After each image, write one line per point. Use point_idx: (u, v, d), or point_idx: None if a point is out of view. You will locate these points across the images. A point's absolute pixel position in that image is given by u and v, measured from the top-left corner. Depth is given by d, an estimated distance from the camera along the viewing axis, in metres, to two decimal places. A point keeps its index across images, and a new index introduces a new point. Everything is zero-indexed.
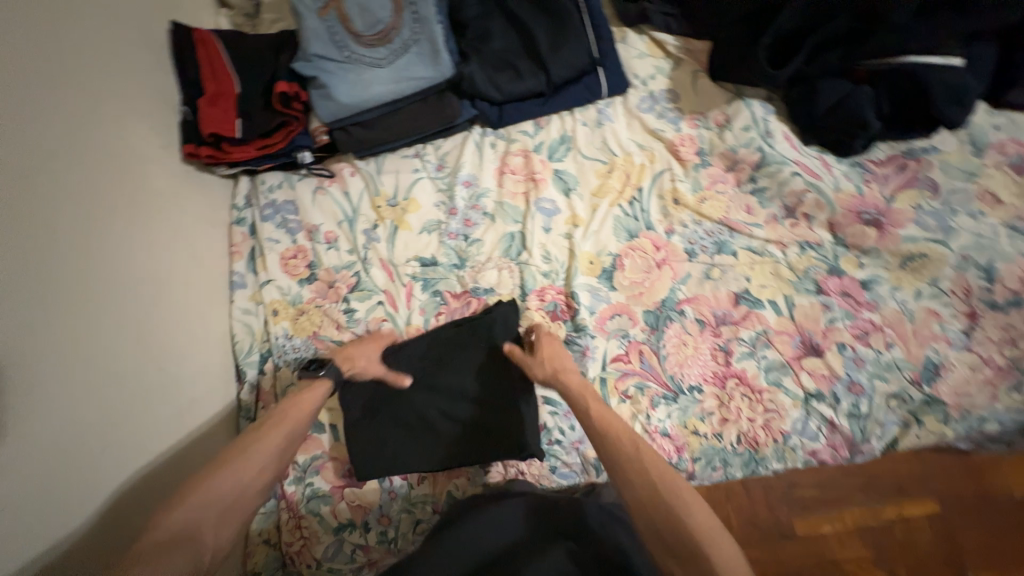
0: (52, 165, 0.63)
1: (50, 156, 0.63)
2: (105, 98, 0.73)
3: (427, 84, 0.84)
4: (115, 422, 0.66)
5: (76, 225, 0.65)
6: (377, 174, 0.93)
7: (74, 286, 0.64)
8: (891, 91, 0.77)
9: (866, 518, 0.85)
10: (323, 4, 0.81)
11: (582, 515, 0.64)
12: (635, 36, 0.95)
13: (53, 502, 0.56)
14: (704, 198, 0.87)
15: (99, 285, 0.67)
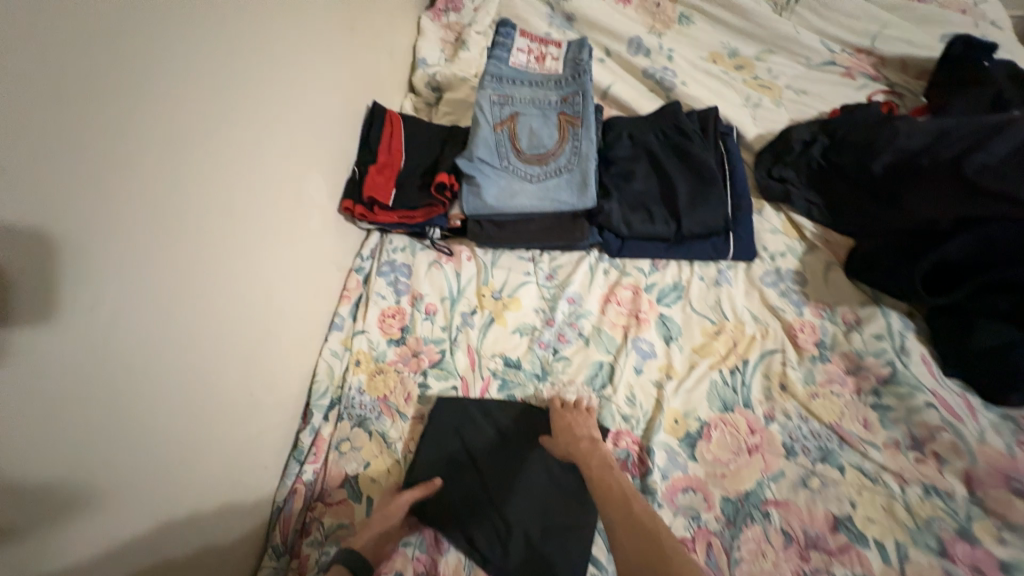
0: (246, 198, 0.74)
1: (247, 194, 0.74)
2: (303, 150, 0.86)
3: (567, 207, 0.89)
4: (202, 441, 0.67)
5: (242, 253, 0.74)
6: (490, 265, 0.99)
7: (222, 305, 0.70)
8: None
9: None
10: (500, 120, 0.91)
11: None
12: (772, 210, 0.97)
13: (128, 511, 0.57)
14: (815, 393, 0.81)
15: (237, 308, 0.74)
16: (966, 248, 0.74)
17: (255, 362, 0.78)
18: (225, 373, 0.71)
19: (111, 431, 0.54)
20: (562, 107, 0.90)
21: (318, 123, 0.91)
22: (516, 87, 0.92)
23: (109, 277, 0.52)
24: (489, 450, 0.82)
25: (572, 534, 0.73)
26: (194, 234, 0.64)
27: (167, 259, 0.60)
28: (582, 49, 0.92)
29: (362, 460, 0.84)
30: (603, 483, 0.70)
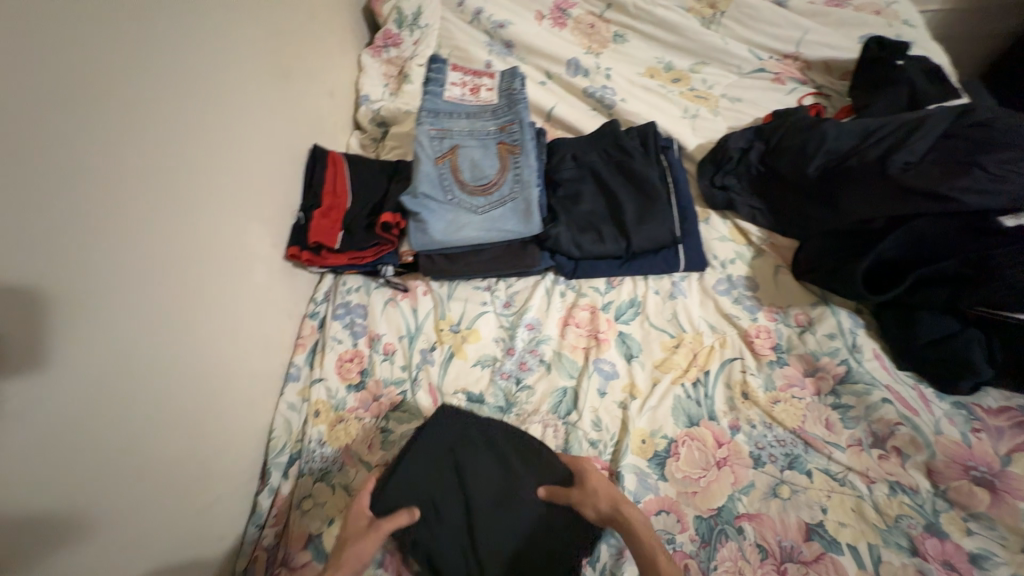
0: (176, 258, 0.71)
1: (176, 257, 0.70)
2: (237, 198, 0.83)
3: (513, 236, 0.89)
4: (134, 519, 0.64)
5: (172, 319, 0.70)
6: (447, 298, 0.98)
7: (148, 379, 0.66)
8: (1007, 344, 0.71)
9: None
10: (441, 154, 0.91)
11: None
12: (718, 219, 0.98)
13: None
14: (776, 398, 0.81)
15: (171, 377, 0.69)
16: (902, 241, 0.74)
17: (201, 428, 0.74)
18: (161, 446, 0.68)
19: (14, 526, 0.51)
20: (501, 136, 0.90)
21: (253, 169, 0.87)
22: (453, 119, 0.92)
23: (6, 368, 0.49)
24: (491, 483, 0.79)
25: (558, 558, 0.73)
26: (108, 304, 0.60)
27: (71, 340, 0.56)
28: (514, 78, 0.92)
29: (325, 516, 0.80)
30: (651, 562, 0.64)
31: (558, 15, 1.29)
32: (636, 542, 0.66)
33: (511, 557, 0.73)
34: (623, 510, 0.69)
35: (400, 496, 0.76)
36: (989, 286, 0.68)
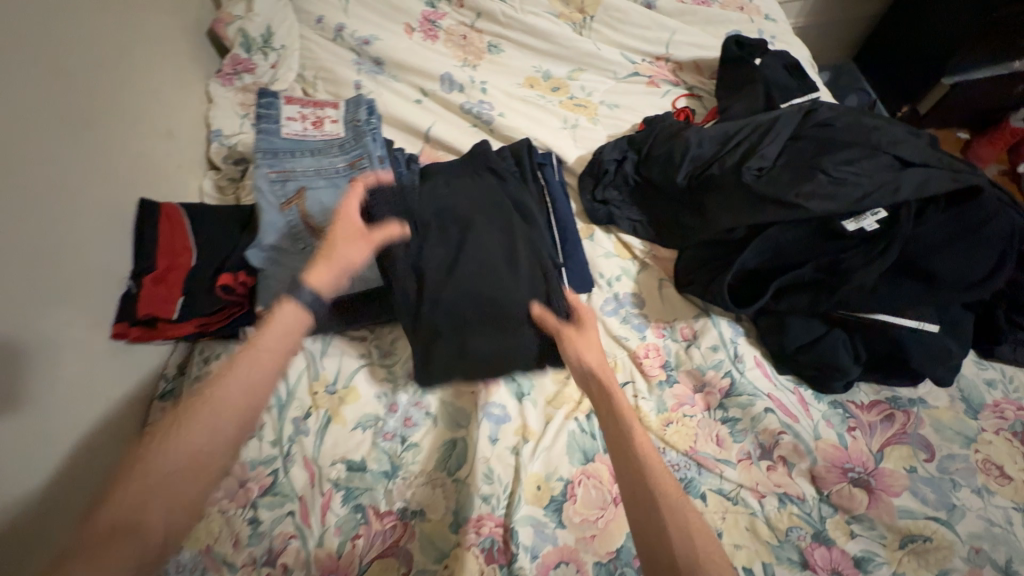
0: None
1: None
2: (32, 275, 0.65)
3: (376, 282, 0.82)
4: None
5: None
6: (320, 355, 0.87)
7: None
8: (867, 342, 0.71)
9: None
10: (286, 200, 0.81)
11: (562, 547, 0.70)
12: (602, 234, 0.95)
13: None
14: (669, 420, 0.78)
15: None
16: (759, 248, 0.74)
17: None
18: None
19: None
20: (352, 172, 0.82)
21: (59, 231, 0.69)
22: (296, 158, 0.82)
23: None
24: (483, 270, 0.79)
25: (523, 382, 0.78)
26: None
27: None
28: (359, 107, 0.86)
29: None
30: (624, 428, 0.67)
31: (428, 27, 1.21)
32: (627, 444, 0.66)
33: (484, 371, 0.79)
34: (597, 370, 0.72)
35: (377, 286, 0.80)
36: (842, 290, 0.68)
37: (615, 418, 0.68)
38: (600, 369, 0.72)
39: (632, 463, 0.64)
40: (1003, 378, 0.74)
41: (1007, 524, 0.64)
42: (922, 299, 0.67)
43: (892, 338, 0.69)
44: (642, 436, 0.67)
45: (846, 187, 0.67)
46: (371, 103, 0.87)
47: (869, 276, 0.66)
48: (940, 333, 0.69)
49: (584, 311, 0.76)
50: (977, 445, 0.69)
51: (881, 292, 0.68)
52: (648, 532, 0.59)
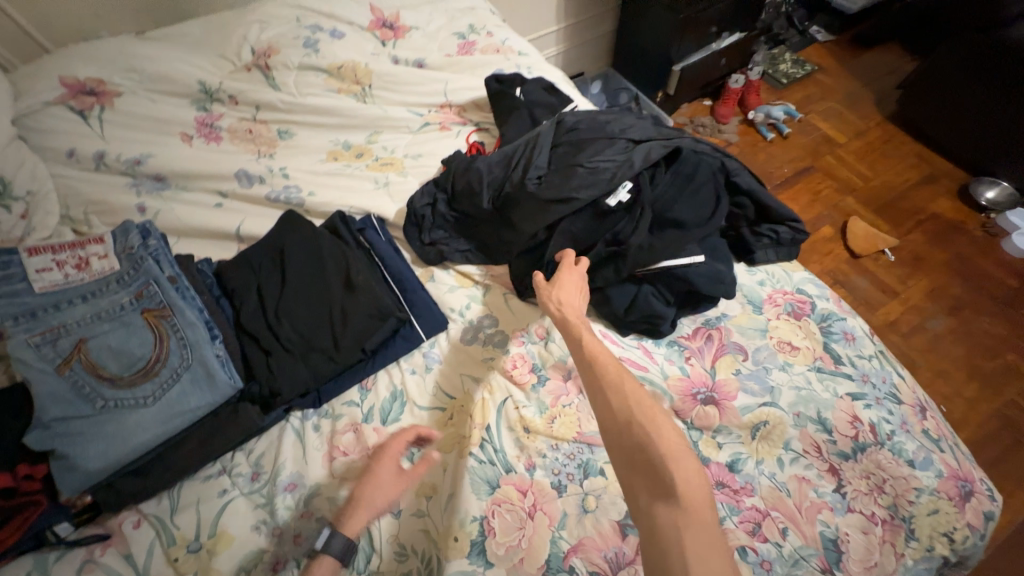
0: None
1: None
2: None
3: (207, 410, 0.72)
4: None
5: None
6: (172, 515, 0.74)
7: None
8: (668, 287, 0.86)
9: None
10: (64, 358, 0.69)
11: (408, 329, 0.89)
12: (441, 272, 0.99)
13: None
14: (553, 416, 0.82)
15: None
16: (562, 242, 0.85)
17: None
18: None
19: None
20: (142, 304, 0.74)
21: None
22: (64, 310, 0.72)
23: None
24: (310, 309, 0.84)
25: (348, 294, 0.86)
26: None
27: None
28: (130, 233, 0.78)
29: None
30: (595, 357, 0.65)
31: (207, 131, 1.17)
32: (653, 448, 0.55)
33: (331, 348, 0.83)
34: (566, 307, 0.74)
35: (196, 369, 0.72)
36: (631, 254, 0.81)
37: (631, 412, 0.58)
38: (609, 375, 0.63)
39: (653, 459, 0.54)
40: (768, 276, 0.92)
41: (809, 384, 0.79)
42: (687, 237, 0.82)
43: (687, 278, 0.83)
44: (668, 436, 0.56)
45: (602, 174, 0.82)
46: (144, 225, 0.79)
47: (640, 237, 0.81)
48: (707, 260, 0.84)
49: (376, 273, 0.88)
50: (771, 333, 0.85)
51: (657, 243, 0.82)
52: (663, 540, 0.50)
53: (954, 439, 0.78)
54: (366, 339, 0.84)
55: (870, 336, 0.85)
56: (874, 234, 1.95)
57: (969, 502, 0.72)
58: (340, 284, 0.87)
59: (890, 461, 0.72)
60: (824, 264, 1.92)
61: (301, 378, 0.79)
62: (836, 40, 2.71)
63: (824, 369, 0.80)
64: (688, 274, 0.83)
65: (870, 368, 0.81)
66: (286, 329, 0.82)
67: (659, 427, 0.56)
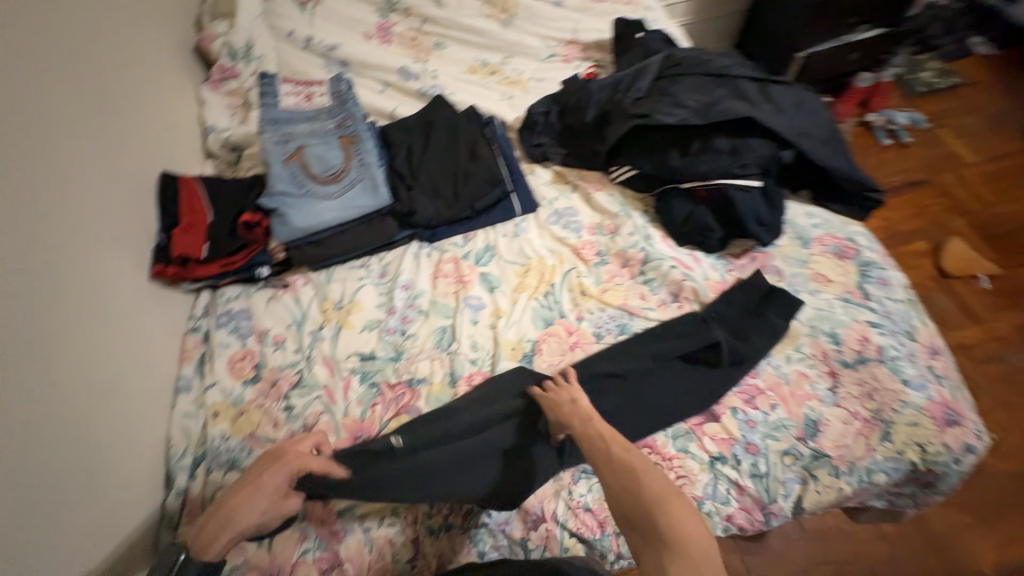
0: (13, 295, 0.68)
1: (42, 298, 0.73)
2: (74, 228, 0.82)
3: (368, 211, 1.05)
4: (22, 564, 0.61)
5: (51, 353, 0.72)
6: (326, 282, 1.06)
7: (60, 412, 0.72)
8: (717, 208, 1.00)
9: None
10: (288, 155, 1.03)
11: (511, 202, 1.14)
12: (541, 169, 1.22)
13: None
14: (605, 288, 1.03)
15: (49, 410, 0.70)
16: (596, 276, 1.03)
17: (81, 460, 0.74)
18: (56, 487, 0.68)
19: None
20: (340, 132, 1.07)
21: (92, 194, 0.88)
22: (293, 125, 1.07)
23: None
24: (442, 167, 1.13)
25: (471, 161, 1.12)
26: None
27: None
28: (340, 82, 1.12)
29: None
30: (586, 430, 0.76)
31: (383, 34, 1.48)
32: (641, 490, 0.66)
33: (451, 197, 1.10)
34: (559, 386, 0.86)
35: (365, 182, 1.04)
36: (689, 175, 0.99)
37: (631, 485, 0.67)
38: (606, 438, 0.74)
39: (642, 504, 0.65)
40: (825, 222, 1.03)
41: (831, 308, 0.92)
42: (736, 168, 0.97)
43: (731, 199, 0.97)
44: (668, 496, 0.65)
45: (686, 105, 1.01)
46: (349, 79, 1.12)
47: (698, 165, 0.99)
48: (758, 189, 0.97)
49: (491, 151, 1.14)
50: (810, 265, 0.98)
51: (715, 168, 0.97)
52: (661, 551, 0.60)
53: (958, 384, 0.88)
54: (478, 196, 1.10)
55: (905, 288, 0.96)
56: (972, 258, 1.86)
57: (950, 428, 0.82)
58: (466, 154, 1.14)
59: (885, 375, 0.85)
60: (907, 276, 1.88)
61: (429, 213, 1.08)
62: (1000, 56, 2.47)
63: (850, 300, 0.93)
64: (739, 197, 0.96)
65: (895, 308, 0.92)
66: (424, 176, 1.11)
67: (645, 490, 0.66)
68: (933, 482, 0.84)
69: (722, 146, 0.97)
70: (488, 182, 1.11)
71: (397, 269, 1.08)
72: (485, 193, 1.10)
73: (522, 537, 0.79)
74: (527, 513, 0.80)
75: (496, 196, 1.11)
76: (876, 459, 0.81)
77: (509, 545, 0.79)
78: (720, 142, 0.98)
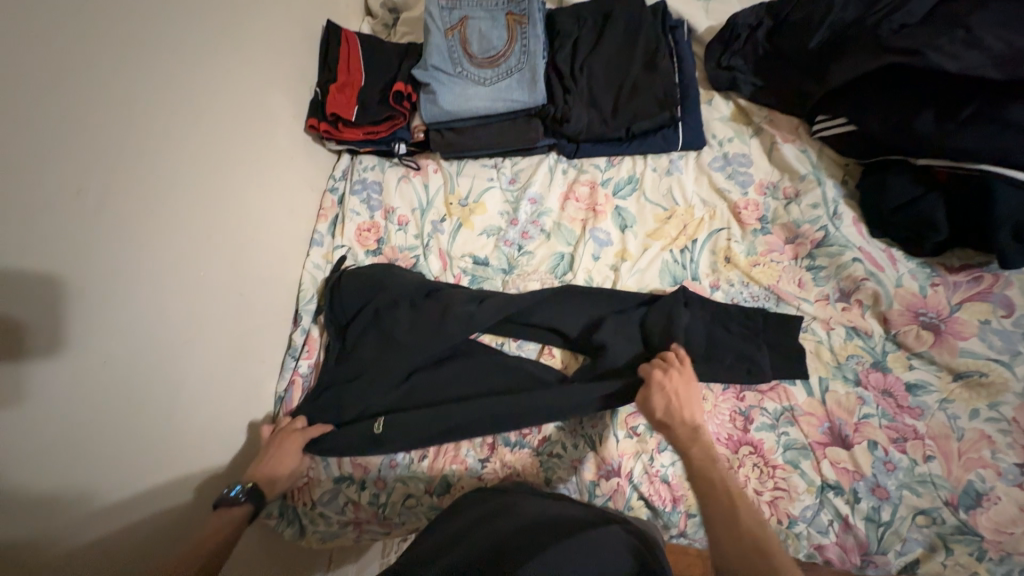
0: (200, 128, 0.76)
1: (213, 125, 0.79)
2: (248, 67, 0.87)
3: (518, 107, 0.96)
4: (195, 356, 0.75)
5: (219, 180, 0.80)
6: (456, 175, 1.03)
7: (223, 232, 0.81)
8: (957, 201, 0.76)
9: None
10: (450, 27, 0.97)
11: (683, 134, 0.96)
12: (721, 100, 1.00)
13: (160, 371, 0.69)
14: (756, 262, 0.88)
15: (214, 229, 0.79)
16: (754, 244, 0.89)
17: (238, 282, 0.84)
18: (221, 299, 0.80)
19: (122, 340, 0.64)
20: (509, 7, 0.95)
21: (264, 34, 0.90)
22: None
23: (60, 207, 0.57)
24: (607, 71, 0.97)
25: (646, 72, 0.95)
26: (146, 163, 0.67)
27: (143, 179, 0.67)
28: None
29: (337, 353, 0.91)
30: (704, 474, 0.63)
31: None
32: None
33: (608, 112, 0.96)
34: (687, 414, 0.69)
35: (524, 73, 0.95)
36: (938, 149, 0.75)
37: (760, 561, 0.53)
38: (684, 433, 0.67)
39: None
40: None
41: None
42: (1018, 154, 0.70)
43: (989, 193, 0.72)
44: None
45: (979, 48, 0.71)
46: None
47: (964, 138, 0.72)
48: None
49: (672, 63, 0.95)
50: None
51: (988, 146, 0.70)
52: None
53: None
54: (641, 115, 0.94)
55: None
56: None
57: None
58: (641, 61, 0.96)
59: None
60: None
61: (580, 125, 0.96)
62: None
63: None
64: (1005, 194, 0.71)
65: None
66: (586, 79, 0.97)
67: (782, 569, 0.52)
68: None
69: (1017, 118, 0.69)
70: (658, 101, 0.93)
71: (528, 179, 1.01)
72: (652, 114, 0.94)
73: (592, 481, 0.78)
74: (603, 461, 0.78)
75: (664, 121, 0.94)
76: None
77: (577, 484, 0.79)
78: (1015, 111, 0.69)
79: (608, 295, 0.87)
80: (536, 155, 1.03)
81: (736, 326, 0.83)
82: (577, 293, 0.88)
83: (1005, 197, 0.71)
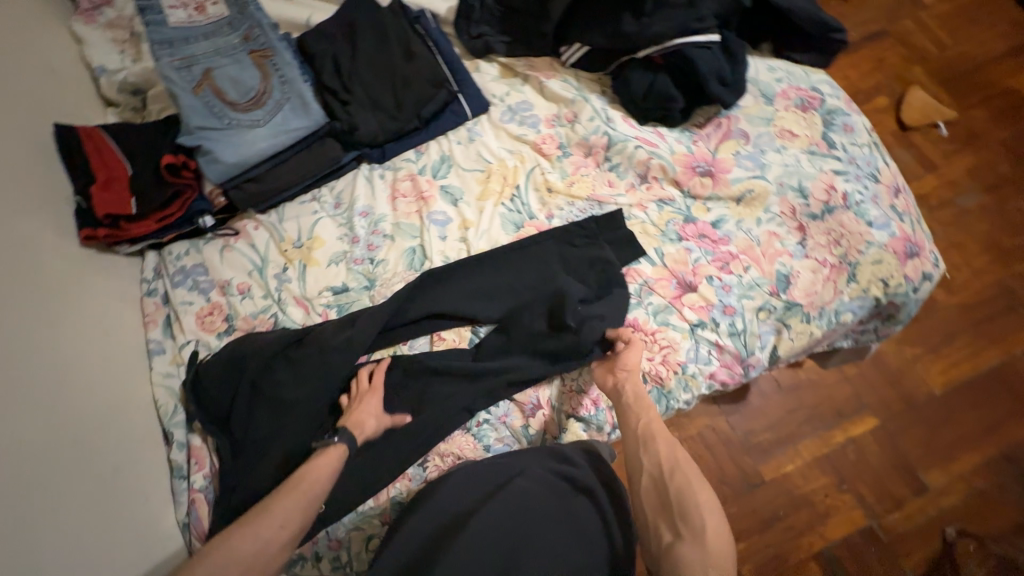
0: None
1: None
2: None
3: (304, 133, 0.98)
4: (46, 535, 0.65)
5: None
6: (279, 223, 0.99)
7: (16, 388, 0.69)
8: (676, 70, 0.95)
9: (822, 448, 1.24)
10: (196, 83, 0.93)
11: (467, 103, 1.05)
12: (486, 65, 1.10)
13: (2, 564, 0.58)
14: (572, 182, 0.99)
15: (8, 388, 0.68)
16: (564, 168, 1.00)
17: (66, 431, 0.73)
18: (50, 462, 0.69)
19: None
20: (248, 46, 0.96)
21: None
22: (192, 45, 0.94)
23: None
24: (373, 72, 1.02)
25: (407, 63, 1.01)
26: None
27: None
28: None
29: (231, 447, 0.83)
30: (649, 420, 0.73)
31: None
32: (688, 495, 0.65)
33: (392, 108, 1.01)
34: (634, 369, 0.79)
35: (295, 101, 0.97)
36: (641, 41, 0.93)
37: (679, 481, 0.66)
38: (655, 423, 0.73)
39: (685, 509, 0.64)
40: (786, 75, 0.99)
41: (798, 163, 0.92)
42: (690, 27, 0.91)
43: (689, 59, 0.91)
44: (715, 524, 0.63)
45: None
46: None
47: (652, 29, 0.91)
48: (716, 44, 0.92)
49: (425, 47, 1.03)
50: (775, 122, 0.95)
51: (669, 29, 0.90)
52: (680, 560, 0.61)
53: (918, 218, 0.91)
54: (421, 99, 1.00)
55: (869, 131, 0.95)
56: (933, 104, 1.50)
57: (910, 261, 0.86)
58: (400, 55, 1.02)
59: (851, 221, 0.87)
60: (992, 101, 1.52)
61: (372, 130, 1.00)
62: None
63: (815, 153, 0.92)
64: (696, 55, 0.91)
65: (859, 153, 0.92)
66: (358, 85, 1.01)
67: (695, 490, 0.65)
68: (894, 313, 0.89)
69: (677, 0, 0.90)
70: (430, 83, 1.01)
71: (351, 195, 1.01)
72: (427, 95, 1.01)
73: (523, 426, 0.84)
74: (524, 404, 0.84)
75: (444, 96, 1.01)
76: (843, 300, 0.85)
77: (512, 435, 0.84)
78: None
79: (467, 264, 0.92)
80: (348, 172, 1.03)
81: (577, 239, 0.93)
82: (442, 274, 0.91)
83: (698, 57, 0.91)
